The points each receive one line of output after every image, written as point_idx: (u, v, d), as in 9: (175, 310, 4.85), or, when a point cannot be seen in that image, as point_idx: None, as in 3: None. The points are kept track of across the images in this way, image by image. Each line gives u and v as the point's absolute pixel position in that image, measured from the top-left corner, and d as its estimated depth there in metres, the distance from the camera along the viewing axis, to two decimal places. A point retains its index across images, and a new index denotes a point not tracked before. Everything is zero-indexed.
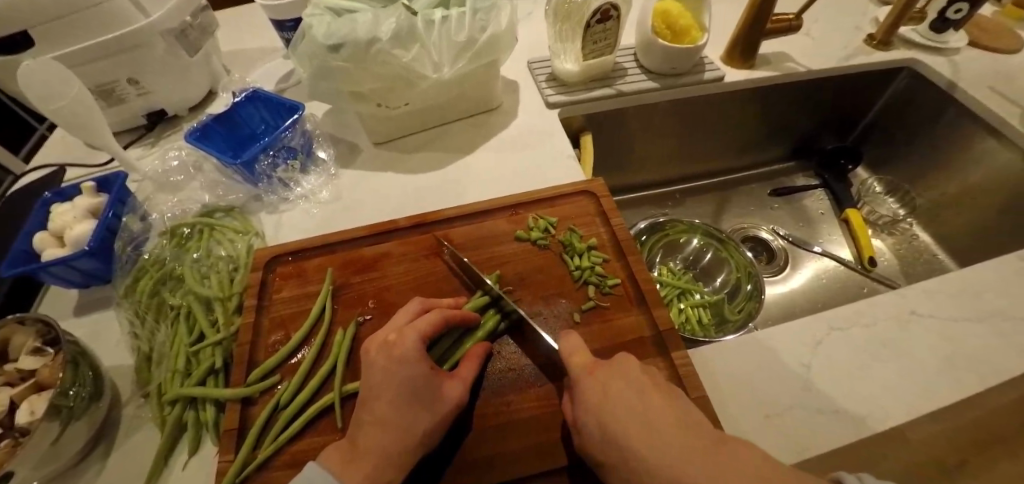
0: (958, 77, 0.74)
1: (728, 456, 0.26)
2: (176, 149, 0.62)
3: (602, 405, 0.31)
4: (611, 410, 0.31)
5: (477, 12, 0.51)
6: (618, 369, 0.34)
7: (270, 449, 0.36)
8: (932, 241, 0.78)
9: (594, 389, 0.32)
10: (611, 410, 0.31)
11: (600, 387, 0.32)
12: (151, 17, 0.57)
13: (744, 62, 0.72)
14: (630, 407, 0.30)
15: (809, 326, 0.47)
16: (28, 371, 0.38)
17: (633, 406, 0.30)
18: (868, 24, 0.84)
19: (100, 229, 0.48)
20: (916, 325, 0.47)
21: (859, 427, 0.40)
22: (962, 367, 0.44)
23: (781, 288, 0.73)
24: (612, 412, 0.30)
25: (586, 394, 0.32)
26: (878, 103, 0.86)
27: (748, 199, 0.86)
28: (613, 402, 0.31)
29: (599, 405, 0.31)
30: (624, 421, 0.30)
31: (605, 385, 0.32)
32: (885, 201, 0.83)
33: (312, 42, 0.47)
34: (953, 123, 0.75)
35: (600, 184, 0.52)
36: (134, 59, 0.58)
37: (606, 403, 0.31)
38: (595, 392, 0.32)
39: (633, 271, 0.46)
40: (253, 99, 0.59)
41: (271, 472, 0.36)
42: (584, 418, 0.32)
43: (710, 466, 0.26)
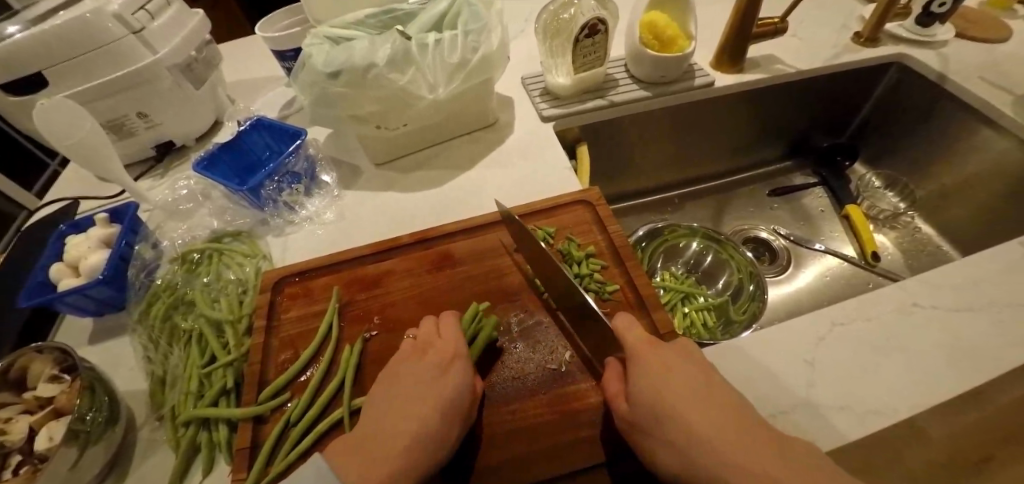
0: (947, 70, 0.75)
1: (779, 446, 0.29)
2: (186, 179, 0.64)
3: (660, 379, 0.34)
4: (670, 385, 0.33)
5: (469, 34, 0.53)
6: (675, 351, 0.37)
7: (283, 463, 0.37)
8: (934, 233, 0.78)
9: (655, 365, 0.35)
10: (670, 385, 0.34)
11: (661, 364, 0.35)
12: (158, 53, 0.59)
13: (733, 66, 0.74)
14: (688, 385, 0.33)
15: (811, 324, 0.47)
16: (46, 398, 0.39)
17: (689, 385, 0.33)
18: (854, 22, 0.86)
19: (114, 258, 0.50)
20: (921, 318, 0.47)
21: (867, 423, 0.40)
22: (969, 358, 0.44)
23: (785, 288, 0.73)
24: (669, 386, 0.33)
25: (646, 363, 0.35)
26: (871, 100, 0.86)
27: (747, 200, 0.86)
28: (671, 379, 0.34)
29: (656, 378, 0.34)
30: (681, 395, 0.33)
31: (665, 362, 0.35)
32: (884, 195, 0.83)
33: (312, 70, 0.49)
34: (946, 115, 0.75)
35: (595, 193, 0.53)
36: (143, 94, 0.61)
37: (665, 378, 0.34)
38: (655, 366, 0.35)
39: (631, 276, 0.46)
40: (258, 127, 0.61)
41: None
42: (639, 384, 0.35)
43: (761, 451, 0.29)
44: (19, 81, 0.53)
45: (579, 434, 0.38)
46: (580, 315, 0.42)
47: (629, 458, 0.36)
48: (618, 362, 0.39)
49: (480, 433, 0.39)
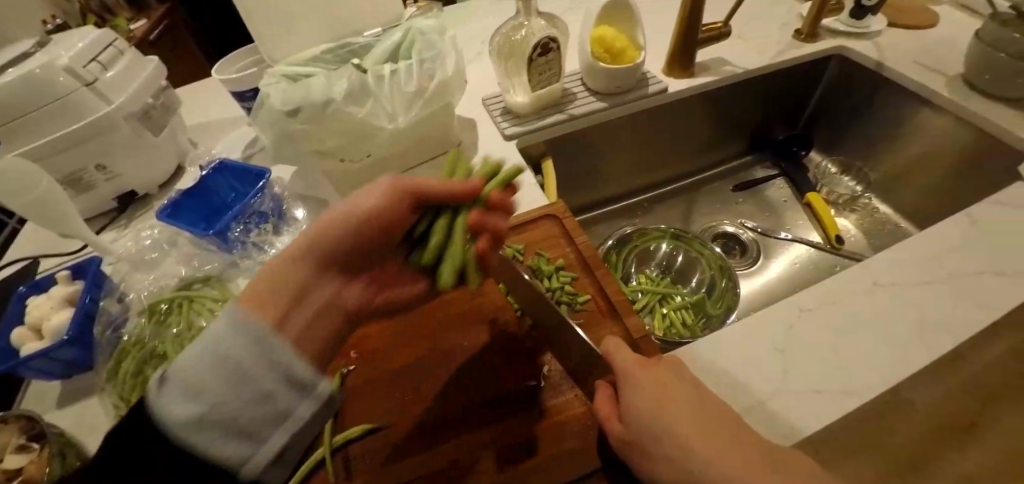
0: (884, 58, 0.80)
1: (789, 467, 0.28)
2: (150, 228, 0.63)
3: (659, 395, 0.32)
4: (670, 402, 0.32)
5: (424, 62, 0.54)
6: (668, 367, 0.35)
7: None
8: (892, 212, 0.82)
9: (650, 382, 0.33)
10: (671, 403, 0.31)
11: (658, 379, 0.33)
12: (115, 103, 0.59)
13: (684, 71, 0.77)
14: (689, 403, 0.32)
15: (778, 313, 0.49)
16: (13, 470, 0.37)
17: (690, 402, 0.32)
18: (794, 21, 0.91)
19: (78, 315, 0.48)
20: (883, 296, 0.49)
21: (841, 404, 0.41)
22: (931, 330, 0.46)
23: (758, 280, 0.75)
24: (671, 404, 0.31)
25: (640, 381, 0.33)
26: (817, 92, 0.91)
27: (713, 197, 0.89)
28: (671, 396, 0.32)
29: (655, 395, 0.32)
30: (685, 414, 0.31)
31: (661, 378, 0.33)
32: (842, 180, 0.86)
33: (271, 109, 0.50)
34: (888, 100, 0.80)
35: (561, 207, 0.55)
36: (100, 146, 0.60)
37: (664, 394, 0.32)
38: (652, 382, 0.33)
39: (601, 285, 0.47)
40: (221, 170, 0.61)
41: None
42: (634, 405, 0.32)
43: (775, 473, 0.27)
44: None
45: (566, 445, 0.38)
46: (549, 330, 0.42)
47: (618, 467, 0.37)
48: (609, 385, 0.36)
49: (468, 456, 0.38)
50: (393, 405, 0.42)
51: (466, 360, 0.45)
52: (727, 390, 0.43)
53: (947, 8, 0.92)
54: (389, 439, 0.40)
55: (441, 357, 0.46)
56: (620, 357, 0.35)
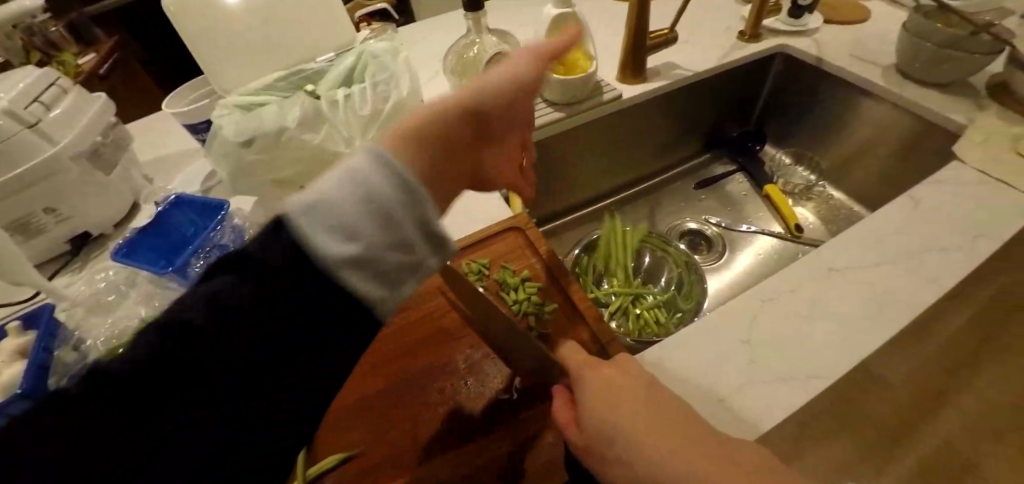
0: (823, 53, 0.84)
1: (734, 454, 0.30)
2: (106, 271, 0.60)
3: (609, 398, 0.34)
4: (620, 403, 0.34)
5: (378, 85, 0.55)
6: (620, 367, 0.38)
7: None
8: (846, 198, 0.86)
9: (603, 385, 0.36)
10: (620, 404, 0.34)
11: (608, 382, 0.36)
12: (61, 144, 0.57)
13: (637, 78, 0.79)
14: (639, 401, 0.34)
15: (741, 305, 0.51)
16: None
17: (640, 401, 0.34)
18: (738, 22, 0.95)
19: (31, 366, 0.48)
20: (838, 281, 0.52)
21: (805, 388, 0.43)
22: (887, 308, 0.49)
23: (726, 274, 0.78)
24: (621, 405, 0.34)
25: (594, 386, 0.36)
26: (765, 88, 0.95)
27: (679, 195, 0.92)
28: (621, 398, 0.34)
29: (606, 398, 0.34)
30: (634, 413, 0.33)
31: (611, 379, 0.36)
32: (796, 170, 0.91)
33: (224, 140, 0.50)
34: (830, 92, 0.84)
35: (524, 218, 0.55)
36: (47, 189, 0.58)
37: (613, 396, 0.35)
38: (602, 385, 0.36)
39: (567, 292, 0.48)
40: (179, 205, 0.60)
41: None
42: (589, 409, 0.34)
43: (721, 463, 0.29)
44: None
45: (533, 460, 0.39)
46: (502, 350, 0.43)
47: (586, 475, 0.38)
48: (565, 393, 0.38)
49: (440, 479, 0.38)
50: (364, 432, 0.42)
51: (436, 381, 0.45)
52: (698, 384, 0.44)
53: (876, 3, 0.99)
54: (362, 467, 0.39)
55: (411, 380, 0.45)
56: (572, 364, 0.38)
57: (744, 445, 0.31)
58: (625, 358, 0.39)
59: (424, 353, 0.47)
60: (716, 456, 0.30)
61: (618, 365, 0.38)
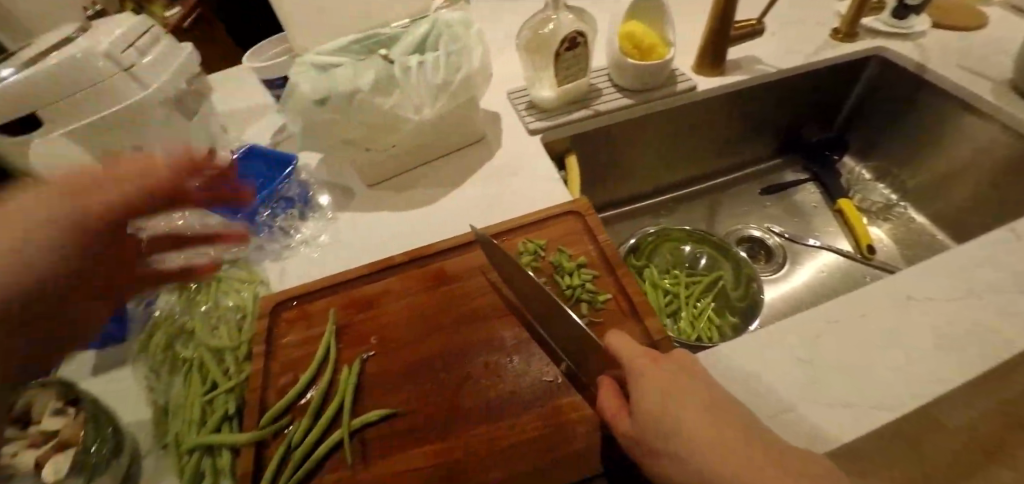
0: (927, 60, 0.76)
1: (801, 468, 0.27)
2: (181, 210, 0.65)
3: (666, 393, 0.31)
4: (678, 400, 0.31)
5: (451, 54, 0.54)
6: (676, 362, 0.35)
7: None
8: (928, 223, 0.78)
9: (657, 375, 0.33)
10: (677, 401, 0.31)
11: (665, 375, 0.33)
12: (150, 88, 0.61)
13: (715, 70, 0.75)
14: (697, 399, 0.31)
15: (804, 322, 0.47)
16: (50, 432, 0.39)
17: (698, 401, 0.31)
18: (831, 20, 0.87)
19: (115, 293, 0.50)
20: (915, 312, 0.47)
21: (868, 419, 0.40)
22: (965, 347, 0.44)
23: (784, 286, 0.73)
24: (678, 402, 0.31)
25: (646, 374, 0.33)
26: (854, 94, 0.87)
27: (740, 200, 0.87)
28: (678, 394, 0.31)
29: (662, 393, 0.32)
30: (692, 411, 0.30)
31: (668, 374, 0.33)
32: (876, 188, 0.85)
33: (299, 97, 0.50)
34: (928, 104, 0.76)
35: (584, 203, 0.54)
36: (136, 129, 0.61)
37: (670, 391, 0.32)
38: (658, 379, 0.33)
39: (622, 284, 0.47)
40: (250, 156, 0.63)
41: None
42: (639, 399, 0.32)
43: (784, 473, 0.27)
44: (13, 121, 0.55)
45: (573, 446, 0.38)
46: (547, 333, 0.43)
47: (622, 467, 0.37)
48: (612, 381, 0.36)
49: (476, 450, 0.39)
50: (408, 392, 0.43)
51: (482, 353, 0.45)
52: (746, 397, 0.42)
53: (996, 10, 0.88)
54: (406, 425, 0.41)
55: (459, 349, 0.45)
56: (625, 352, 0.35)
57: (813, 461, 0.28)
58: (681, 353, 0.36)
59: (472, 325, 0.47)
60: (780, 466, 0.27)
61: (673, 360, 0.35)
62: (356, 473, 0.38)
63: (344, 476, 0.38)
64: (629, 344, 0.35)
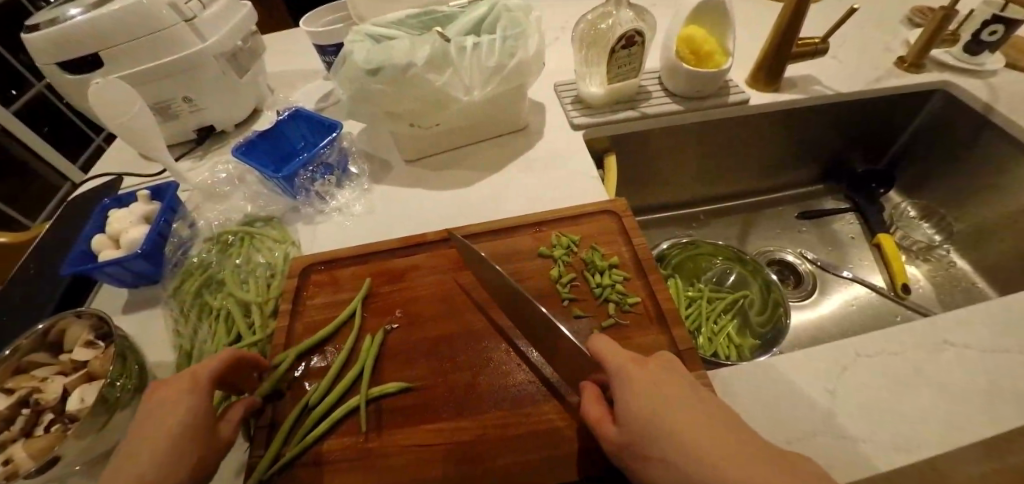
0: (995, 100, 0.71)
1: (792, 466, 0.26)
2: (225, 164, 0.67)
3: (651, 397, 0.31)
4: (664, 403, 0.30)
5: (506, 39, 0.54)
6: (661, 364, 0.34)
7: (302, 446, 0.38)
8: (971, 269, 0.74)
9: (645, 379, 0.32)
10: (664, 404, 0.30)
11: (650, 378, 0.32)
12: (208, 41, 0.62)
13: (770, 85, 0.73)
14: (684, 401, 0.30)
15: (835, 352, 0.45)
16: (80, 362, 0.41)
17: (683, 402, 0.30)
18: (898, 48, 0.83)
19: (152, 234, 0.52)
20: (952, 357, 0.44)
21: (886, 458, 0.37)
22: (999, 400, 0.41)
23: (809, 314, 0.71)
24: (663, 404, 0.30)
25: (631, 376, 0.33)
26: (911, 127, 0.83)
27: (775, 222, 0.85)
28: (664, 397, 0.31)
29: (646, 396, 0.31)
30: (678, 413, 0.29)
31: (654, 377, 0.32)
32: (919, 226, 0.80)
33: (353, 66, 0.50)
34: (990, 147, 0.72)
35: (622, 204, 0.54)
36: (190, 80, 0.63)
37: (656, 394, 0.31)
38: (643, 382, 0.32)
39: (652, 289, 0.46)
40: (296, 118, 0.63)
41: (297, 471, 0.38)
42: (627, 404, 0.31)
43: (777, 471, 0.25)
44: (79, 60, 0.57)
45: (583, 444, 0.38)
46: (540, 338, 0.43)
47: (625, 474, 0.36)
48: (593, 384, 0.36)
49: (485, 436, 0.39)
50: (425, 369, 0.43)
51: (501, 341, 0.45)
52: (757, 420, 0.40)
53: None
54: (420, 401, 0.41)
55: (479, 333, 0.46)
56: (609, 356, 0.34)
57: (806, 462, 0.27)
58: (667, 357, 0.36)
59: (494, 311, 0.47)
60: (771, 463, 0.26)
61: (660, 362, 0.35)
62: (366, 441, 0.39)
63: (354, 442, 0.39)
64: (610, 346, 0.35)
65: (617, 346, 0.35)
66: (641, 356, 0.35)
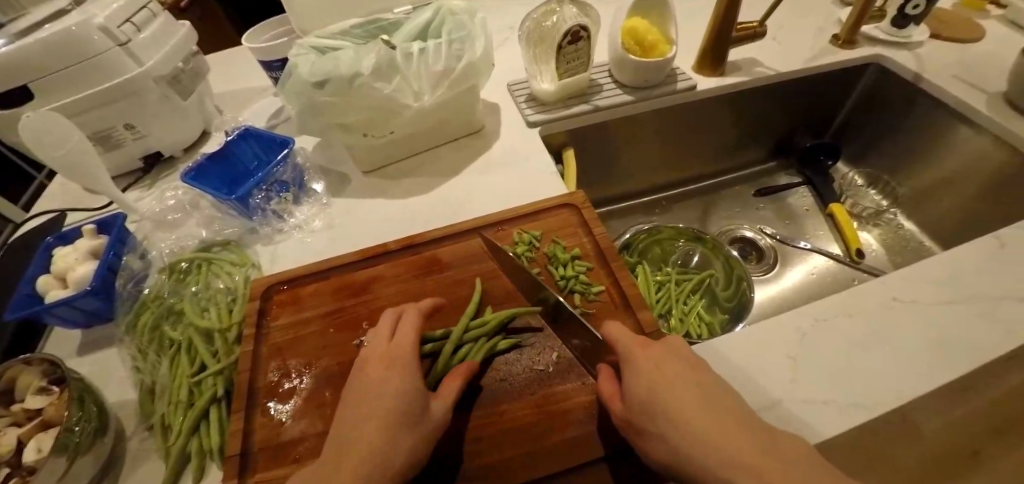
0: (923, 70, 0.76)
1: (792, 457, 0.27)
2: (174, 190, 0.65)
3: (657, 380, 0.32)
4: (667, 387, 0.32)
5: (453, 43, 0.54)
6: (669, 348, 0.36)
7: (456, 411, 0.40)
8: (916, 229, 0.78)
9: (652, 366, 0.33)
10: (669, 387, 0.32)
11: (657, 364, 0.34)
12: (145, 65, 0.59)
13: (715, 71, 0.76)
14: (690, 386, 0.32)
15: (792, 320, 0.47)
16: (34, 410, 0.39)
17: (687, 387, 0.32)
18: (831, 26, 0.88)
19: (101, 269, 0.49)
20: (898, 313, 0.47)
21: (844, 416, 0.40)
22: (945, 353, 0.43)
23: (771, 287, 0.74)
24: (665, 389, 0.32)
25: (640, 363, 0.34)
26: (850, 100, 0.87)
27: (734, 201, 0.88)
28: (666, 382, 0.32)
29: (651, 379, 0.32)
30: (681, 396, 0.31)
31: (661, 362, 0.34)
32: (868, 193, 0.84)
33: (298, 79, 0.49)
34: (924, 113, 0.76)
35: (581, 197, 0.55)
36: (130, 106, 0.60)
37: (661, 381, 0.32)
38: (651, 367, 0.33)
39: (616, 277, 0.47)
40: (246, 137, 0.62)
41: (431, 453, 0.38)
42: (632, 389, 0.33)
43: (776, 460, 0.27)
44: (2, 95, 0.53)
45: (563, 434, 0.38)
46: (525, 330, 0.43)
47: (608, 456, 0.37)
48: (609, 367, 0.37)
49: (478, 434, 0.39)
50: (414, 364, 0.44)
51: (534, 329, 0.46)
52: None
53: (992, 22, 0.86)
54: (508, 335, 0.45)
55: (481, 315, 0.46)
56: (619, 342, 0.36)
57: (799, 451, 0.28)
58: (675, 341, 0.37)
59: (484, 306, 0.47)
60: (769, 452, 0.27)
61: (667, 345, 0.36)
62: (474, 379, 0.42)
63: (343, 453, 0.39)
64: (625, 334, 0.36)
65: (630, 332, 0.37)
66: (649, 340, 0.36)
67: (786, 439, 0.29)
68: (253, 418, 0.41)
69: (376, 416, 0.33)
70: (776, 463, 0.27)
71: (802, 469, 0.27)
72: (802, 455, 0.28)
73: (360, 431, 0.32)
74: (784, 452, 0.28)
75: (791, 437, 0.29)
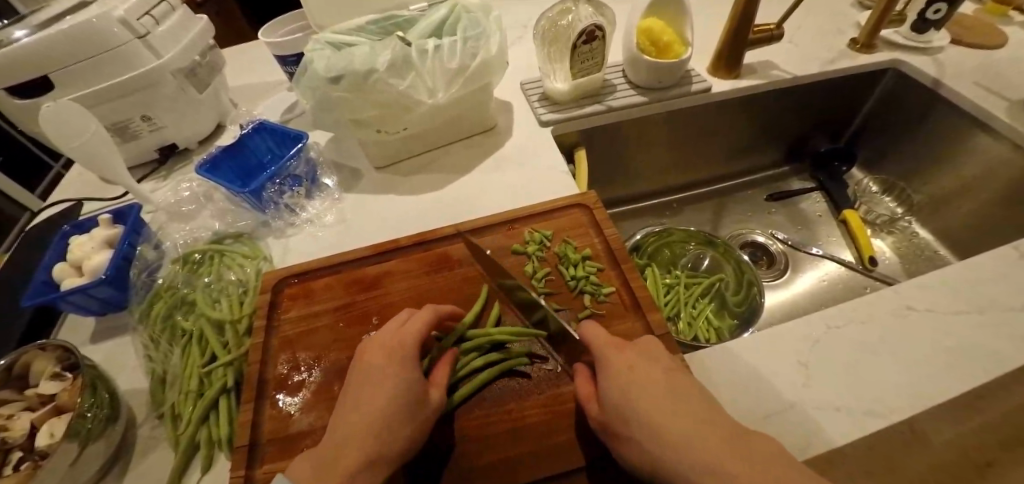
0: (942, 76, 0.75)
1: (757, 454, 0.28)
2: (188, 182, 0.65)
3: (627, 381, 0.33)
4: (637, 388, 0.32)
5: (468, 40, 0.54)
6: (643, 350, 0.36)
7: (458, 398, 0.41)
8: (931, 238, 0.77)
9: (623, 366, 0.34)
10: (638, 387, 0.32)
11: (628, 364, 0.34)
12: (162, 58, 0.60)
13: (730, 73, 0.75)
14: (659, 386, 0.32)
15: (805, 327, 0.47)
16: (48, 395, 0.40)
17: (657, 388, 0.32)
18: (850, 30, 0.86)
19: (116, 258, 0.50)
20: (914, 322, 0.46)
21: (857, 425, 0.39)
22: (961, 364, 0.42)
23: (782, 292, 0.73)
24: (635, 389, 0.32)
25: (613, 364, 0.34)
26: (867, 105, 0.86)
27: (745, 205, 0.87)
28: (636, 383, 0.33)
29: (622, 380, 0.33)
30: (650, 397, 0.31)
31: (633, 363, 0.34)
32: (882, 200, 0.84)
33: (313, 74, 0.50)
34: (942, 120, 0.75)
35: (592, 197, 0.54)
36: (147, 98, 0.61)
37: (631, 382, 0.33)
38: (622, 368, 0.34)
39: (627, 279, 0.47)
40: (260, 131, 0.62)
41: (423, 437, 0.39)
42: (605, 390, 0.33)
43: (739, 458, 0.27)
44: (25, 84, 0.54)
45: (571, 434, 0.38)
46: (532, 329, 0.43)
47: (615, 457, 0.37)
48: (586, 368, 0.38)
49: (488, 433, 0.39)
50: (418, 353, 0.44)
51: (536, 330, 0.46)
52: (736, 399, 0.41)
53: (1015, 29, 0.85)
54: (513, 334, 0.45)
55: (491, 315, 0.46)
56: (593, 343, 0.37)
57: (767, 448, 0.29)
58: (650, 341, 0.38)
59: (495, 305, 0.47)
60: (734, 450, 0.28)
61: (641, 348, 0.37)
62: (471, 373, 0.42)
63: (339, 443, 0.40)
64: (598, 334, 0.37)
65: (604, 332, 0.38)
66: (625, 341, 0.37)
67: (752, 436, 0.29)
68: (262, 409, 0.41)
69: (382, 400, 0.34)
70: (737, 460, 0.27)
71: (765, 465, 0.27)
72: (768, 452, 0.28)
73: (360, 419, 0.33)
74: (748, 449, 0.28)
75: (758, 435, 0.30)
